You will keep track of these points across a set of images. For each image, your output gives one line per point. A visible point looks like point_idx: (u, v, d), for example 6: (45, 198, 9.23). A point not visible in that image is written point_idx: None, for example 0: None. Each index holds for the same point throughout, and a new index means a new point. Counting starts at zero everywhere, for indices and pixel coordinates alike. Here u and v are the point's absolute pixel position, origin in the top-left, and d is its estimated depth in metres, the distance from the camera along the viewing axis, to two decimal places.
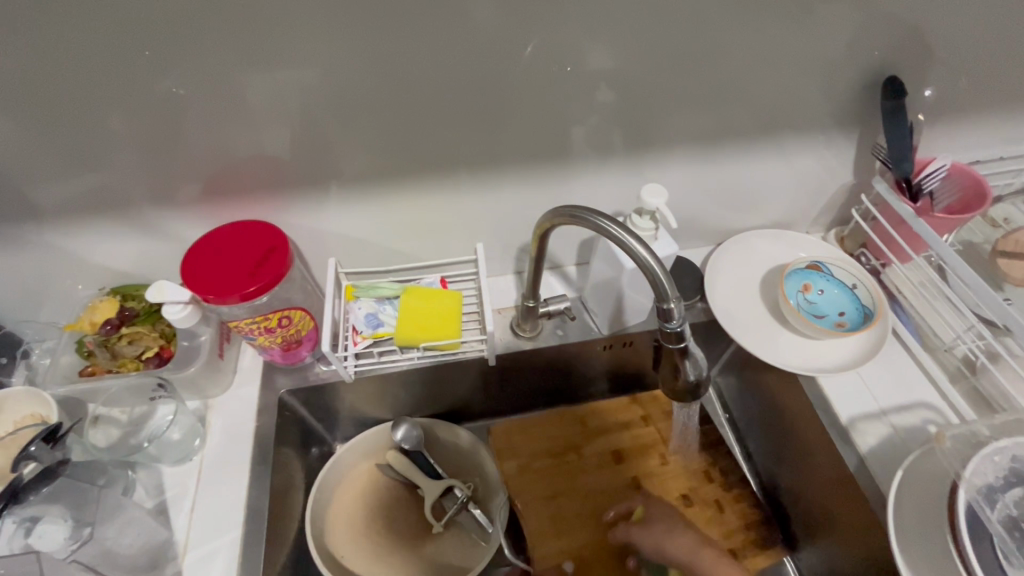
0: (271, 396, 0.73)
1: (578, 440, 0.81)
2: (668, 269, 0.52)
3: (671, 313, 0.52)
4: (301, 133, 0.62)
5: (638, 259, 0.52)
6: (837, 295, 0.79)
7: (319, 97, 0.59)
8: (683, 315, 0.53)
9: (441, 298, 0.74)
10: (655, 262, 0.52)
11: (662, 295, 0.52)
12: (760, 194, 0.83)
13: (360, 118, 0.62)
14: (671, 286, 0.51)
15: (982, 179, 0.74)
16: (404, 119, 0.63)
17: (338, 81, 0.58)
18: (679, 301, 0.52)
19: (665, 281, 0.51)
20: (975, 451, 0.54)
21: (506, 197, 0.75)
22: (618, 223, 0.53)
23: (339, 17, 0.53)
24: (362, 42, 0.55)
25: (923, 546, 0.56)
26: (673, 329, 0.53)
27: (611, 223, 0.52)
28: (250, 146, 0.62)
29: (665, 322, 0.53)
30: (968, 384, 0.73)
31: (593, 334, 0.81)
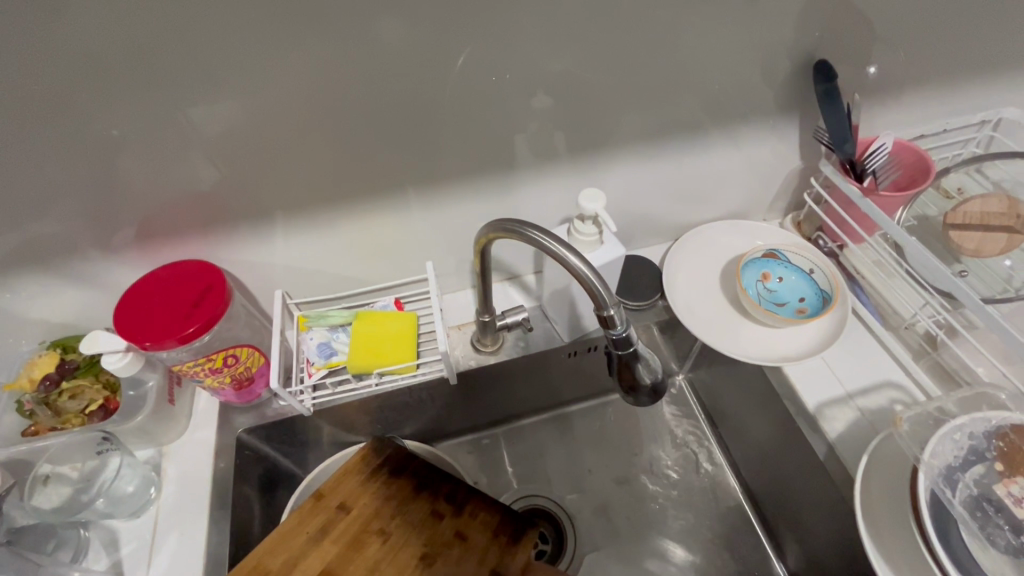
0: (229, 437, 0.71)
1: (369, 518, 0.68)
2: (604, 277, 0.51)
3: (613, 320, 0.52)
4: (233, 167, 0.61)
5: (572, 269, 0.51)
6: (795, 281, 0.78)
7: (246, 129, 0.57)
8: (626, 319, 0.53)
9: (395, 321, 0.72)
10: (590, 270, 0.51)
11: (603, 303, 0.51)
12: (710, 187, 0.83)
13: (291, 146, 0.60)
14: (609, 293, 0.51)
15: (924, 154, 0.74)
16: (336, 143, 0.61)
17: (262, 111, 0.56)
18: (621, 305, 0.52)
19: (603, 289, 0.51)
20: (934, 431, 0.54)
21: (454, 212, 0.74)
22: (552, 235, 0.52)
23: (254, 48, 0.51)
24: (282, 69, 0.53)
25: (893, 533, 0.55)
26: (619, 335, 0.53)
27: (543, 234, 0.51)
28: (180, 185, 0.61)
29: (610, 328, 0.53)
30: (930, 359, 0.72)
31: (556, 343, 0.80)
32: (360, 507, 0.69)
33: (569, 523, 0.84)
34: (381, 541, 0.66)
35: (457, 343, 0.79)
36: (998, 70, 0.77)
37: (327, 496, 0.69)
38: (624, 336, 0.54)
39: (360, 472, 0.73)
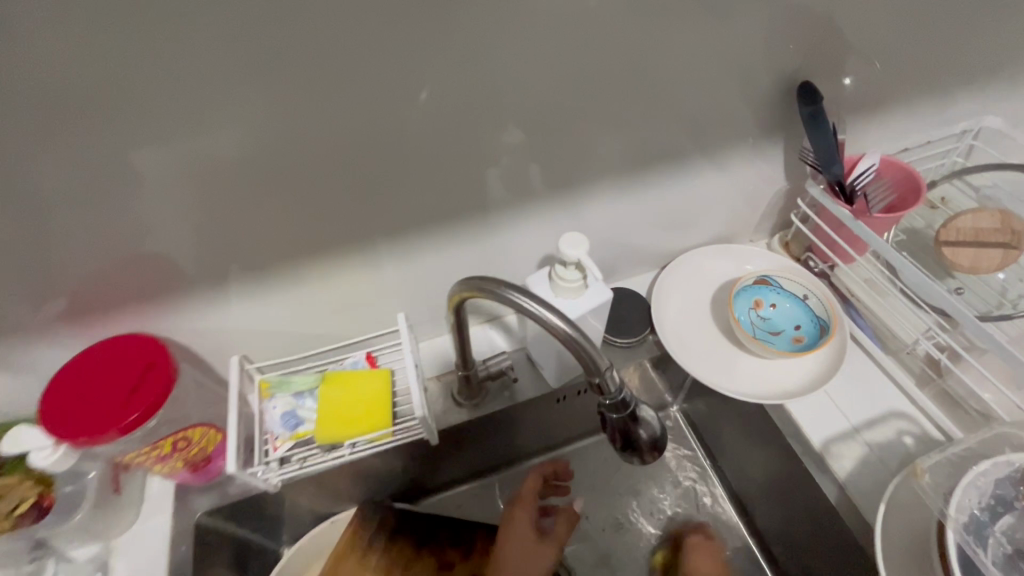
0: (186, 522, 0.64)
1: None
2: (594, 340, 0.46)
3: (606, 384, 0.47)
4: (172, 233, 0.54)
5: (558, 334, 0.46)
6: (789, 308, 0.75)
7: (181, 192, 0.50)
8: (619, 379, 0.49)
9: (367, 381, 0.66)
10: (578, 336, 0.46)
11: (592, 367, 0.46)
12: (695, 212, 0.79)
13: (237, 205, 0.54)
14: (601, 358, 0.46)
15: (914, 171, 0.71)
16: (288, 199, 0.55)
17: (198, 171, 0.49)
18: (613, 367, 0.47)
19: (593, 353, 0.46)
20: (955, 480, 0.50)
21: (426, 258, 0.68)
22: (532, 294, 0.46)
23: (180, 103, 0.44)
24: (217, 125, 0.46)
25: None
26: (615, 398, 0.49)
27: (522, 296, 0.46)
28: (111, 256, 0.53)
29: (604, 392, 0.48)
30: (935, 387, 0.69)
31: (544, 389, 0.75)
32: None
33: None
34: None
35: (437, 396, 0.74)
36: (978, 79, 0.75)
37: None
38: (620, 399, 0.49)
39: (352, 552, 0.71)
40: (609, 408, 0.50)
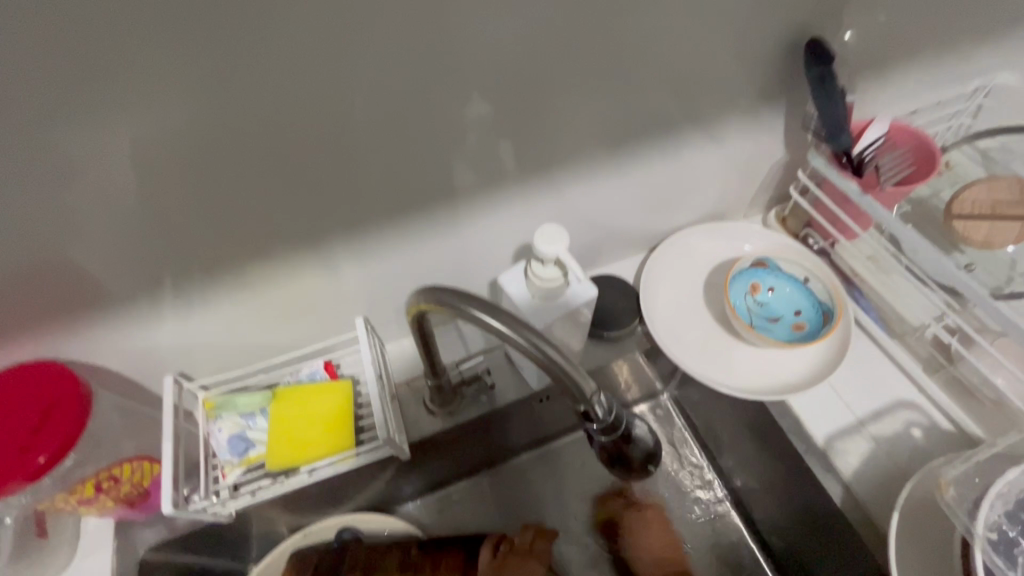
0: (129, 562, 0.57)
1: None
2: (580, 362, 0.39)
3: (593, 410, 0.41)
4: (64, 251, 0.43)
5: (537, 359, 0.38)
6: (789, 292, 0.69)
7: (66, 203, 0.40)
8: (609, 402, 0.42)
9: (324, 395, 0.59)
10: (560, 359, 0.39)
11: (577, 394, 0.40)
12: (686, 189, 0.71)
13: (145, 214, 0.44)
14: (589, 382, 0.39)
15: (927, 139, 0.65)
16: (208, 203, 0.45)
17: (78, 176, 0.39)
18: (600, 390, 0.41)
19: (578, 377, 0.39)
20: (983, 492, 0.46)
21: (384, 256, 0.58)
22: (500, 312, 0.39)
23: (37, 90, 0.34)
24: (96, 118, 0.36)
25: None
26: (605, 422, 0.42)
27: (490, 317, 0.38)
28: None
29: (593, 417, 0.41)
30: (946, 373, 0.64)
31: (524, 390, 0.68)
32: None
33: None
34: None
35: (407, 404, 0.67)
36: (1000, 28, 0.67)
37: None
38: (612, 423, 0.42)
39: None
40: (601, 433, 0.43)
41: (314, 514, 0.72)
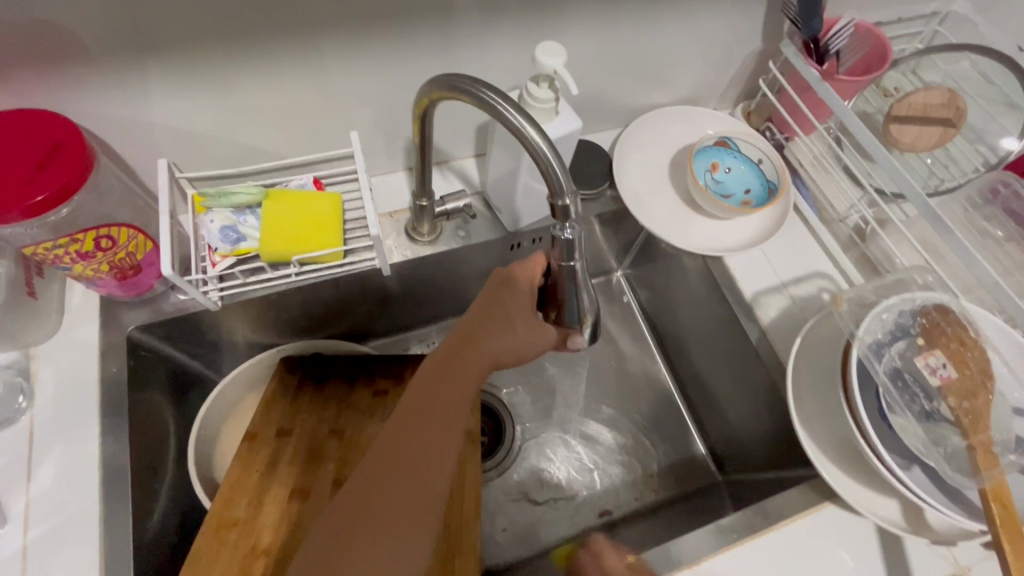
0: (116, 335, 0.61)
1: (328, 396, 0.71)
2: (564, 161, 0.44)
3: (567, 211, 0.46)
4: None
5: (530, 146, 0.44)
6: (743, 172, 0.76)
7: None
8: (579, 218, 0.47)
9: (315, 202, 0.62)
10: (550, 151, 0.44)
11: (558, 190, 0.45)
12: (668, 65, 0.76)
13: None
14: (567, 181, 0.45)
15: (881, 32, 0.69)
16: None
17: None
18: (577, 195, 0.46)
19: (560, 172, 0.44)
20: (867, 312, 0.56)
21: (379, 72, 0.60)
22: (513, 104, 0.44)
23: None
24: None
25: (818, 417, 0.60)
26: (567, 236, 0.47)
27: (506, 103, 0.43)
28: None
29: (562, 224, 0.47)
30: (858, 251, 0.75)
31: (498, 233, 0.74)
32: (308, 398, 0.70)
33: (507, 416, 0.84)
34: (339, 412, 0.69)
35: (388, 232, 0.71)
36: None
37: (274, 396, 0.70)
38: (572, 242, 0.47)
39: (283, 395, 0.70)
40: (558, 258, 0.49)
41: (286, 332, 0.76)
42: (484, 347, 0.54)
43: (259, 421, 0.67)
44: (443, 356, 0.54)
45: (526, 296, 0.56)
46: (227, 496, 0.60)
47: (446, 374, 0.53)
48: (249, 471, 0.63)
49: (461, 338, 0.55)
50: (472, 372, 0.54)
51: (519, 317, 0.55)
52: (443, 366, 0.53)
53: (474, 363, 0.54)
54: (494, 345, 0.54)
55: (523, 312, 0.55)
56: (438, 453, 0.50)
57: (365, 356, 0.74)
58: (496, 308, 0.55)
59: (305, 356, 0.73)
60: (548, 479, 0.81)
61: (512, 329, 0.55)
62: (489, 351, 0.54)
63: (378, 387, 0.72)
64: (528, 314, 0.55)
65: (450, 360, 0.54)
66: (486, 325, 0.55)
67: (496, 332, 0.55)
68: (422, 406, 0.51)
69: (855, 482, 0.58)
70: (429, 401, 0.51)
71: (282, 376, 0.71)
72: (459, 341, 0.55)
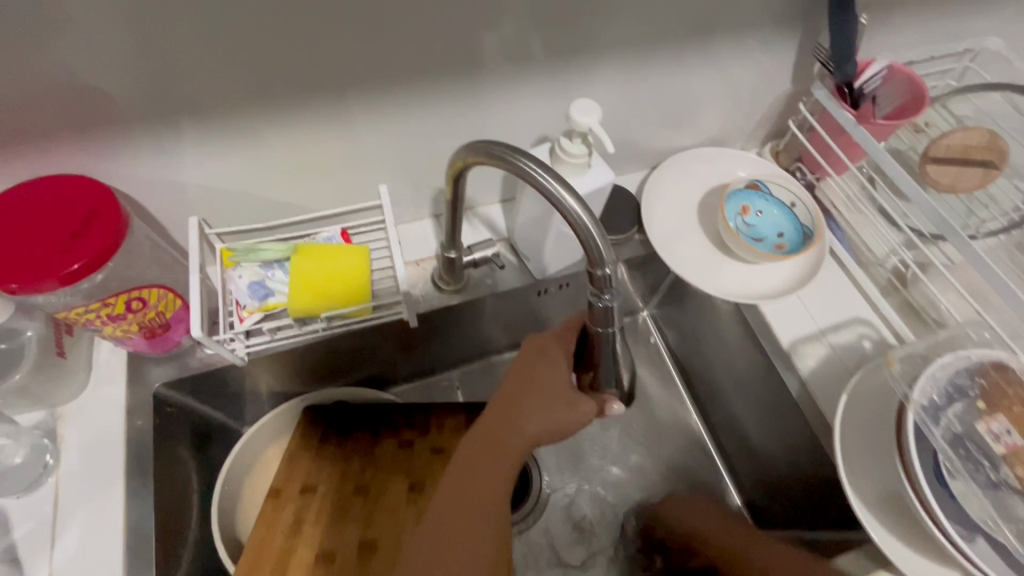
0: (143, 392, 0.60)
1: (352, 450, 0.69)
2: (603, 228, 0.43)
3: (607, 280, 0.45)
4: (108, 65, 0.45)
5: (569, 215, 0.43)
6: (776, 215, 0.74)
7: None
8: (619, 286, 0.46)
9: (343, 255, 0.61)
10: (590, 219, 0.43)
11: (598, 259, 0.44)
12: (694, 109, 0.75)
13: (184, 15, 0.43)
14: (608, 249, 0.43)
15: (920, 77, 0.68)
16: (250, 37, 0.46)
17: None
18: (618, 263, 0.45)
19: (601, 241, 0.43)
20: (921, 371, 0.53)
21: (408, 126, 0.60)
22: (550, 171, 0.43)
23: None
24: None
25: (870, 479, 0.57)
26: (607, 303, 0.45)
27: (544, 171, 0.42)
28: (15, 67, 0.42)
29: (600, 292, 0.45)
30: (899, 296, 0.72)
31: (526, 281, 0.72)
32: (332, 452, 0.69)
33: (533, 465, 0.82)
34: (364, 467, 0.68)
35: (415, 281, 0.70)
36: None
37: (297, 450, 0.68)
38: (611, 309, 0.46)
39: (306, 448, 0.69)
40: (595, 324, 0.47)
41: (310, 381, 0.75)
42: (519, 424, 0.54)
43: (283, 477, 0.66)
44: (479, 434, 0.54)
45: (559, 367, 0.55)
46: (251, 559, 0.59)
47: (482, 454, 0.53)
48: (273, 532, 0.61)
49: (496, 415, 0.55)
50: (510, 450, 0.54)
51: (552, 390, 0.55)
52: (480, 445, 0.54)
53: (511, 441, 0.54)
54: (530, 420, 0.54)
55: (556, 383, 0.55)
56: (480, 539, 0.49)
57: (390, 405, 0.73)
58: (528, 382, 0.56)
59: (329, 406, 0.72)
60: (576, 534, 0.78)
61: (548, 403, 0.54)
62: (525, 427, 0.54)
63: (403, 439, 0.70)
64: (564, 388, 0.55)
65: (487, 439, 0.54)
66: (519, 401, 0.55)
67: (531, 407, 0.54)
68: (460, 487, 0.51)
69: (916, 553, 0.54)
70: (466, 482, 0.52)
71: (306, 428, 0.70)
72: (494, 418, 0.55)
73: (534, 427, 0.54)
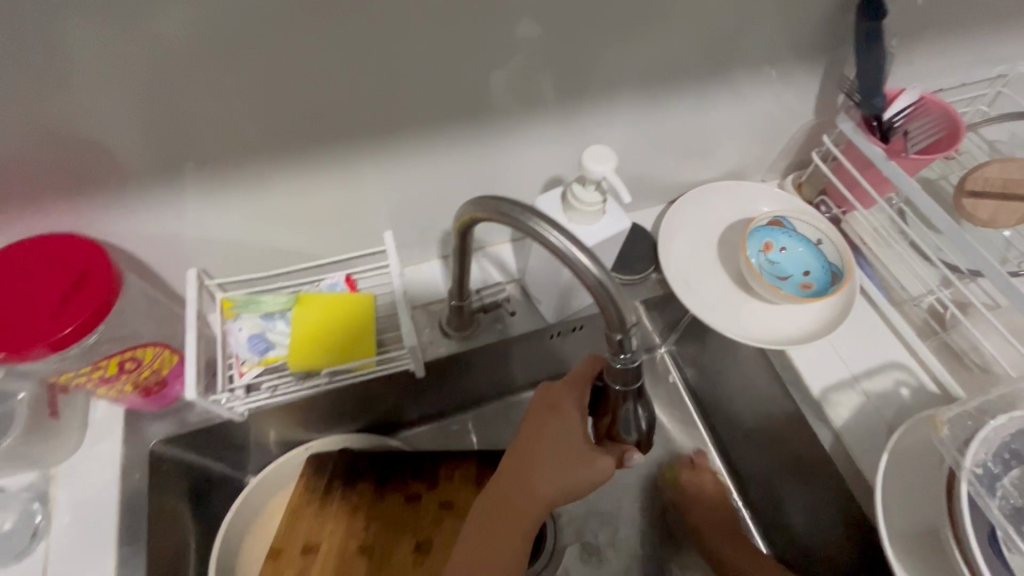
0: (138, 450, 0.58)
1: (357, 504, 0.66)
2: (623, 292, 0.40)
3: (625, 342, 0.41)
4: (100, 122, 0.43)
5: (585, 277, 0.40)
6: (801, 252, 0.70)
7: (99, 42, 0.38)
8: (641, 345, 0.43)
9: (347, 305, 0.59)
10: (608, 282, 0.39)
11: (617, 323, 0.40)
12: (712, 143, 0.72)
13: (179, 72, 0.41)
14: (629, 313, 0.40)
15: (956, 111, 0.64)
16: (248, 90, 0.45)
17: (126, 53, 0.39)
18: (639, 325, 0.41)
19: (621, 305, 0.40)
20: (972, 433, 0.49)
21: (413, 170, 0.58)
22: (563, 229, 0.40)
23: None
24: None
25: (918, 549, 0.52)
26: (628, 361, 0.42)
27: (557, 230, 0.39)
28: (6, 131, 0.41)
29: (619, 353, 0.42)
30: (938, 339, 0.68)
31: (538, 325, 0.69)
32: (335, 506, 0.65)
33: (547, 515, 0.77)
34: (368, 523, 0.64)
35: (422, 327, 0.68)
36: None
37: (300, 505, 0.65)
38: (632, 369, 0.43)
39: (309, 502, 0.66)
40: (615, 378, 0.44)
41: (314, 429, 0.72)
42: (532, 486, 0.52)
43: (284, 535, 0.63)
44: (492, 497, 0.53)
45: (573, 423, 0.51)
46: None
47: (495, 519, 0.52)
48: None
49: (509, 477, 0.53)
50: (523, 514, 0.52)
51: (567, 448, 0.51)
52: (493, 511, 0.52)
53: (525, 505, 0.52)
54: (543, 483, 0.52)
55: (570, 441, 0.51)
56: None
57: (396, 454, 0.69)
58: (542, 439, 0.53)
59: (333, 455, 0.69)
60: None
61: (560, 463, 0.51)
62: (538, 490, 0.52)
63: (409, 492, 0.67)
64: (584, 444, 0.51)
65: (500, 503, 0.52)
66: (533, 461, 0.53)
67: (544, 469, 0.52)
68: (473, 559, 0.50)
69: None
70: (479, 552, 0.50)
71: (309, 479, 0.67)
72: (508, 480, 0.53)
73: (548, 490, 0.51)
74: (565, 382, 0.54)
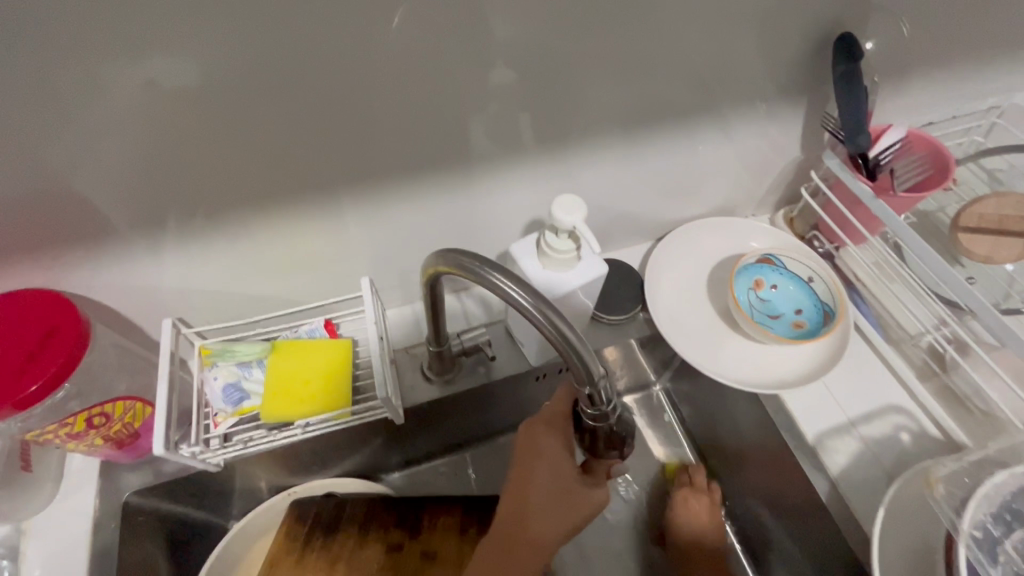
0: (113, 501, 0.57)
1: (336, 555, 0.64)
2: (591, 346, 0.39)
3: (597, 394, 0.41)
4: (70, 183, 0.43)
5: (549, 334, 0.38)
6: (792, 291, 0.68)
7: (65, 110, 0.39)
8: (611, 390, 0.42)
9: (325, 353, 0.59)
10: (574, 337, 0.38)
11: (586, 378, 0.39)
12: (697, 181, 0.71)
13: (146, 135, 0.42)
14: (596, 368, 0.39)
15: (943, 148, 0.63)
16: (217, 148, 0.45)
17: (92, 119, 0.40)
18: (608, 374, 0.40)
19: (587, 360, 0.39)
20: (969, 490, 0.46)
21: (391, 217, 0.58)
22: (525, 284, 0.39)
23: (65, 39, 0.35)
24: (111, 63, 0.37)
25: None
26: (599, 409, 0.42)
27: (518, 286, 0.38)
28: None
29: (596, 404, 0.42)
30: (938, 382, 0.65)
31: (522, 368, 0.68)
32: (315, 557, 0.64)
33: None
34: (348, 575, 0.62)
35: (404, 371, 0.67)
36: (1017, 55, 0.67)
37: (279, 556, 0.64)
38: (607, 409, 0.42)
39: (289, 552, 0.64)
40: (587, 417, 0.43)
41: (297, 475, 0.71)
42: (538, 535, 0.49)
43: None
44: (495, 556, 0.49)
45: (564, 459, 0.50)
46: None
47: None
48: None
49: (508, 530, 0.49)
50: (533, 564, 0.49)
51: (564, 488, 0.51)
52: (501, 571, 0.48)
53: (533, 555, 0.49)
54: (548, 528, 0.49)
55: (566, 479, 0.51)
56: None
57: (379, 500, 0.67)
58: (536, 483, 0.50)
59: (315, 501, 0.67)
60: None
61: (560, 502, 0.50)
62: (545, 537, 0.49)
63: (390, 540, 0.65)
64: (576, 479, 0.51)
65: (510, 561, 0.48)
66: (533, 509, 0.50)
67: (545, 513, 0.50)
68: None
69: None
70: None
71: (290, 527, 0.65)
72: (507, 532, 0.49)
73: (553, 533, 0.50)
74: (543, 417, 0.52)
